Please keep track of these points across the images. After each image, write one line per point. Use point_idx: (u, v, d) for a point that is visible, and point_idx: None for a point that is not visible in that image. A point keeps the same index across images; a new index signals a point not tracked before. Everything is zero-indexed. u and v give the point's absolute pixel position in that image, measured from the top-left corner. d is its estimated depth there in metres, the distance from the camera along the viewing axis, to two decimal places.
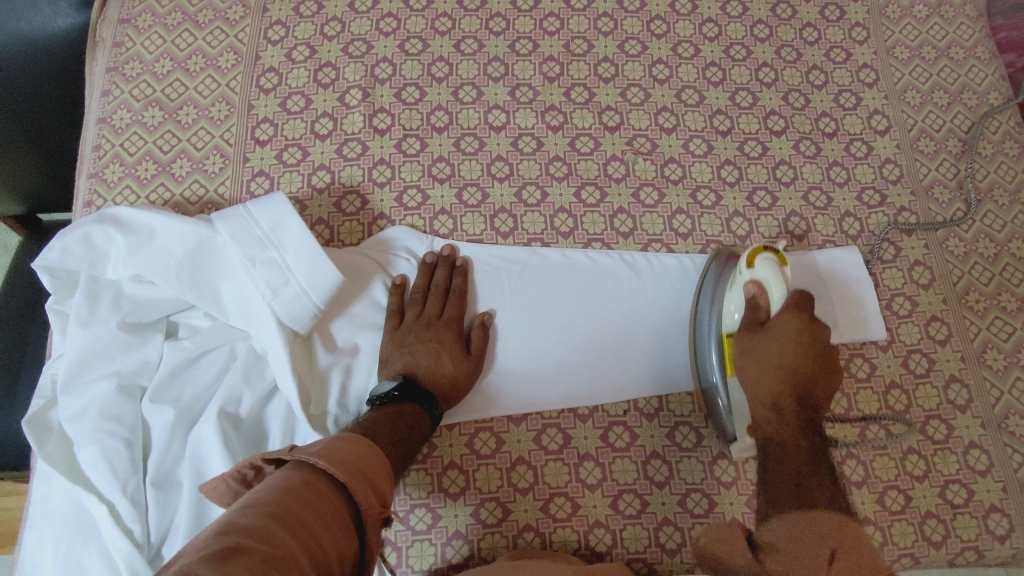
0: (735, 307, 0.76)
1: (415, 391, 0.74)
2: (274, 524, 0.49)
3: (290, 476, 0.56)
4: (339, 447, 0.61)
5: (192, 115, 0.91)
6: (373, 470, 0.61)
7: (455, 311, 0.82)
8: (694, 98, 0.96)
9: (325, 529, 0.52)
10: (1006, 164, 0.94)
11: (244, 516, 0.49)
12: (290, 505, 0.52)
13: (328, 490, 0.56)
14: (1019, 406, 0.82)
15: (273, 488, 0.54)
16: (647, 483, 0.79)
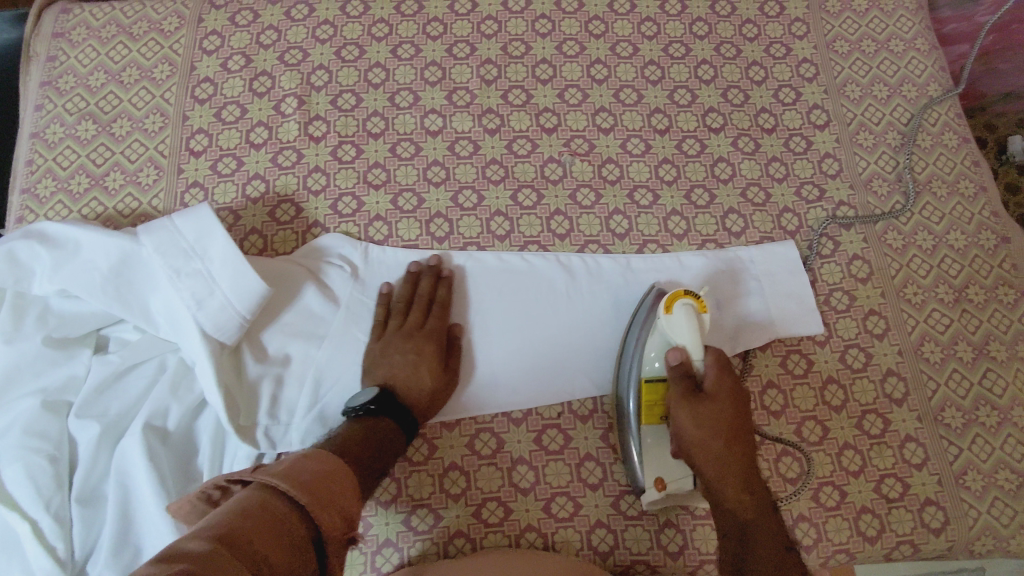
0: (656, 355, 0.76)
1: (391, 406, 0.75)
2: (231, 544, 0.49)
3: (250, 496, 0.55)
4: (304, 466, 0.61)
5: (126, 127, 0.92)
6: (338, 488, 0.61)
7: (437, 323, 0.82)
8: (632, 97, 0.96)
9: (281, 552, 0.51)
10: (944, 156, 0.94)
11: (201, 538, 0.49)
12: (248, 526, 0.51)
13: (288, 511, 0.55)
14: (955, 398, 0.82)
15: (233, 508, 0.54)
16: (580, 486, 0.80)
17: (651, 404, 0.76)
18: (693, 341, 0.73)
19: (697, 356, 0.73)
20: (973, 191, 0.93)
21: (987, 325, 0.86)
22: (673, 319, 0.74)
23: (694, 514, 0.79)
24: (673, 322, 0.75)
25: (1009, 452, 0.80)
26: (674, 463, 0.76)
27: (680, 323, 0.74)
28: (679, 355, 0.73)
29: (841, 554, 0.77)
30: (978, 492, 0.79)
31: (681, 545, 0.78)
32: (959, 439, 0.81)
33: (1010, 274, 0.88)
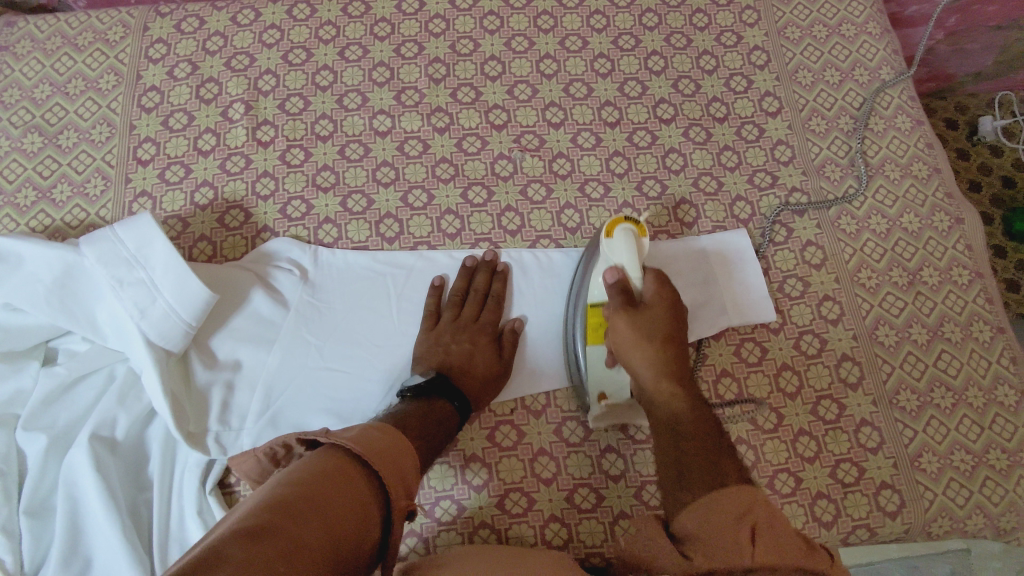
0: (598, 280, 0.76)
1: (444, 387, 0.76)
2: (303, 506, 0.52)
3: (326, 458, 0.59)
4: (374, 435, 0.64)
5: (73, 138, 0.92)
6: (403, 457, 0.64)
7: (490, 315, 0.83)
8: (582, 91, 0.95)
9: (352, 516, 0.55)
10: (898, 138, 0.93)
11: (275, 495, 0.53)
12: (320, 486, 0.55)
13: (360, 476, 0.59)
14: (910, 380, 0.82)
15: (309, 469, 0.57)
16: (534, 481, 0.79)
17: (593, 327, 0.77)
18: (631, 262, 0.73)
19: (635, 275, 0.73)
20: (927, 172, 0.92)
21: (941, 306, 0.85)
22: (612, 242, 0.74)
23: (649, 506, 0.78)
24: (613, 245, 0.74)
25: (964, 432, 0.80)
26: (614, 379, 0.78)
27: (617, 246, 0.74)
28: (616, 274, 0.73)
29: None
30: (934, 474, 0.78)
31: None
32: (914, 422, 0.80)
33: (965, 255, 0.88)
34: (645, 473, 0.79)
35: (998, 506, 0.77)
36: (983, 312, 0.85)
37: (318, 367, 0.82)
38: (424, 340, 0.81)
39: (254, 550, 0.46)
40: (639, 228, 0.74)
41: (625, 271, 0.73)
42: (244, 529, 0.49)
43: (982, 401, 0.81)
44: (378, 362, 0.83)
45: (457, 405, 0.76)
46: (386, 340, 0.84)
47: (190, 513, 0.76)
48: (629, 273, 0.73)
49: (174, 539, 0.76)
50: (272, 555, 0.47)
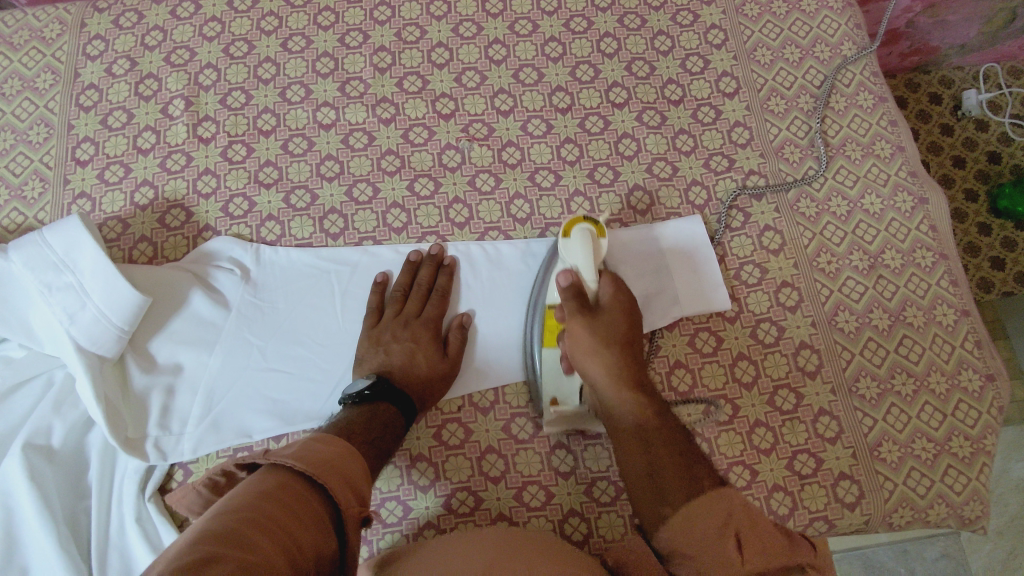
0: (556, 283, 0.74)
1: (388, 390, 0.73)
2: (250, 530, 0.49)
3: (266, 480, 0.56)
4: (317, 448, 0.61)
5: (10, 140, 0.90)
6: (349, 464, 0.62)
7: (435, 311, 0.81)
8: (532, 77, 0.92)
9: (302, 532, 0.52)
10: (859, 117, 0.90)
11: (217, 523, 0.50)
12: (266, 509, 0.52)
13: (306, 492, 0.56)
14: (871, 367, 0.79)
15: (249, 492, 0.54)
16: (482, 479, 0.77)
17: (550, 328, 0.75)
18: (586, 264, 0.72)
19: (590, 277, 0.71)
20: (889, 152, 0.88)
21: (903, 290, 0.82)
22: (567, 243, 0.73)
23: (600, 503, 0.76)
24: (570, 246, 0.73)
25: (926, 420, 0.77)
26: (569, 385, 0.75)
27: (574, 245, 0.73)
28: (569, 276, 0.72)
29: None
30: (894, 464, 0.76)
31: (587, 534, 0.75)
32: (874, 410, 0.78)
33: (929, 236, 0.85)
34: (596, 469, 0.77)
35: (960, 495, 0.75)
36: (947, 295, 0.82)
37: (260, 368, 0.80)
38: (367, 339, 0.79)
39: None
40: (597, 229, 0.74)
41: (580, 274, 0.72)
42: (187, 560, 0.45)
43: (945, 387, 0.78)
44: (322, 361, 0.81)
45: (401, 408, 0.73)
46: (330, 338, 0.82)
47: (128, 521, 0.74)
48: (583, 275, 0.72)
49: (114, 546, 0.74)
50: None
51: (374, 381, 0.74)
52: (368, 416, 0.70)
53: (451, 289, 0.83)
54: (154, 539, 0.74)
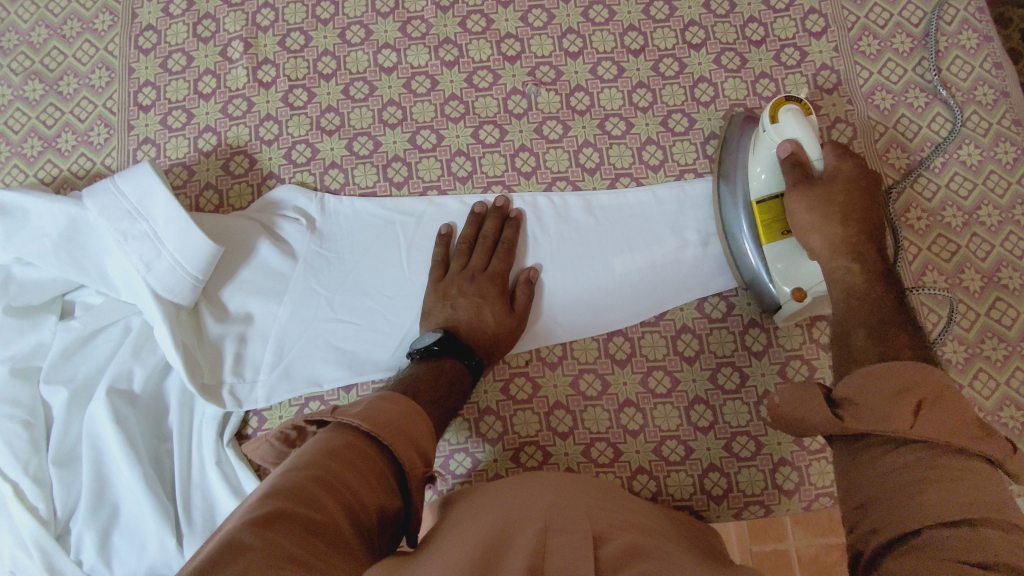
0: (763, 168, 0.71)
1: (456, 346, 0.73)
2: (318, 488, 0.49)
3: (330, 438, 0.56)
4: (382, 407, 0.61)
5: (73, 84, 0.89)
6: (411, 422, 0.61)
7: (501, 265, 0.79)
8: (602, 15, 0.87)
9: (364, 490, 0.52)
10: (961, 59, 0.82)
11: (285, 481, 0.50)
12: (331, 467, 0.52)
13: (370, 451, 0.56)
14: (959, 331, 0.76)
15: (315, 450, 0.54)
16: (550, 435, 0.77)
17: (767, 222, 0.71)
18: (807, 136, 0.68)
19: (812, 149, 0.68)
20: (991, 97, 0.81)
21: (999, 250, 0.77)
22: (781, 123, 0.69)
23: (669, 462, 0.76)
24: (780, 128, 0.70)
25: (1015, 386, 0.75)
26: (806, 271, 0.70)
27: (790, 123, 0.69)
28: (793, 146, 0.68)
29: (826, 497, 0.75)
30: None
31: (655, 491, 0.76)
32: (959, 376, 0.75)
33: None
34: (666, 428, 0.77)
35: None
36: None
37: (329, 319, 0.80)
38: (433, 292, 0.78)
39: (276, 539, 0.42)
40: (804, 107, 0.70)
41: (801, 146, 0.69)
42: (259, 517, 0.44)
43: None
44: (389, 313, 0.81)
45: (471, 365, 0.73)
46: (397, 290, 0.81)
47: (209, 465, 0.77)
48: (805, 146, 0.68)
49: (196, 487, 0.77)
50: (297, 539, 0.43)
51: (441, 336, 0.73)
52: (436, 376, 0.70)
53: (517, 241, 0.80)
54: (233, 483, 0.77)
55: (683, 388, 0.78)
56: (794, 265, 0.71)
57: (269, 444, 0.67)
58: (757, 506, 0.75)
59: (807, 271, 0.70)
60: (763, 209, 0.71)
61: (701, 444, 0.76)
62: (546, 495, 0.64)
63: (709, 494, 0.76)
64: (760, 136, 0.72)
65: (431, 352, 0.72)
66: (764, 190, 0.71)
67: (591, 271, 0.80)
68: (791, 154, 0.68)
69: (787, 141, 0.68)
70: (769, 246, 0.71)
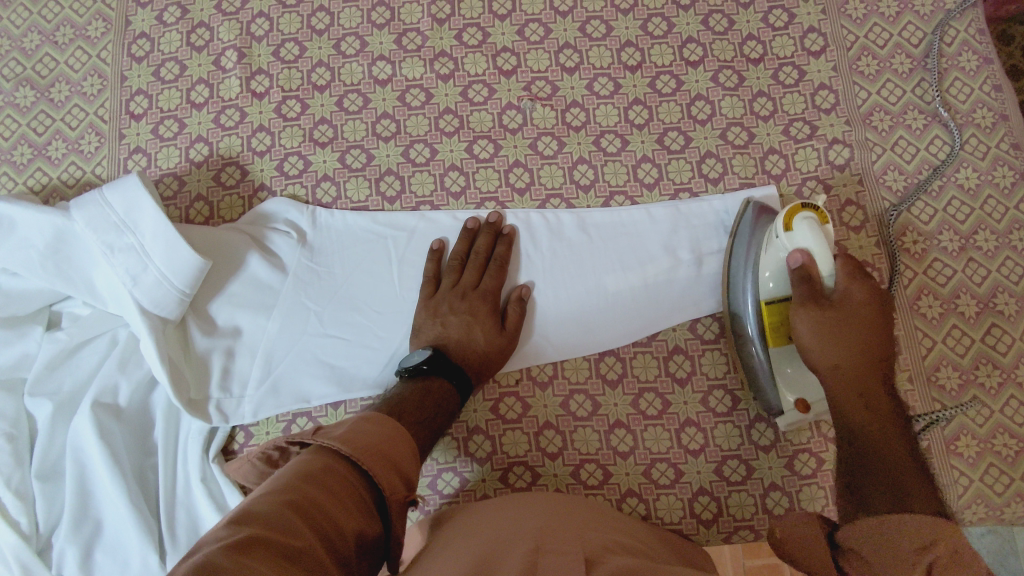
0: (772, 275, 0.70)
1: (445, 365, 0.72)
2: (294, 514, 0.48)
3: (308, 461, 0.55)
4: (365, 430, 0.60)
5: (65, 92, 0.89)
6: (393, 444, 0.60)
7: (493, 283, 0.78)
8: (600, 30, 0.86)
9: (342, 514, 0.51)
10: (960, 81, 0.82)
11: (260, 505, 0.49)
12: (308, 490, 0.51)
13: (349, 474, 0.55)
14: (953, 357, 0.75)
15: (292, 473, 0.53)
16: (539, 455, 0.77)
17: (774, 327, 0.71)
18: (822, 249, 0.66)
19: (825, 264, 0.66)
20: (990, 121, 0.81)
21: (995, 275, 0.77)
22: (794, 233, 0.67)
23: (659, 484, 0.75)
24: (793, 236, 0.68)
25: (1009, 414, 0.74)
26: (811, 384, 0.71)
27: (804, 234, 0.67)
28: (804, 259, 0.66)
29: None
30: (971, 459, 0.73)
31: (645, 514, 0.75)
32: (953, 403, 0.74)
33: None
34: (656, 450, 0.76)
35: None
36: None
37: (317, 334, 0.79)
38: (424, 309, 0.77)
39: (248, 564, 0.41)
40: (820, 214, 0.67)
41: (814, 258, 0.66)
42: (232, 542, 0.43)
43: None
44: (379, 329, 0.80)
45: (458, 383, 0.72)
46: (386, 306, 0.80)
47: (194, 481, 0.76)
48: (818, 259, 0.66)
49: (181, 503, 0.76)
50: (270, 565, 0.42)
51: (430, 355, 0.72)
52: (424, 396, 0.69)
53: (510, 258, 0.80)
54: (218, 498, 0.76)
55: (674, 410, 0.77)
56: (800, 371, 0.72)
57: (252, 463, 0.66)
58: (747, 531, 0.74)
59: (808, 383, 0.71)
60: (770, 314, 0.70)
61: (692, 467, 0.76)
62: (535, 516, 0.63)
63: (699, 518, 0.75)
64: (772, 239, 0.70)
65: (419, 371, 0.72)
66: (772, 296, 0.70)
67: (584, 290, 0.79)
68: (803, 268, 0.66)
69: (799, 253, 0.66)
70: (775, 352, 0.71)
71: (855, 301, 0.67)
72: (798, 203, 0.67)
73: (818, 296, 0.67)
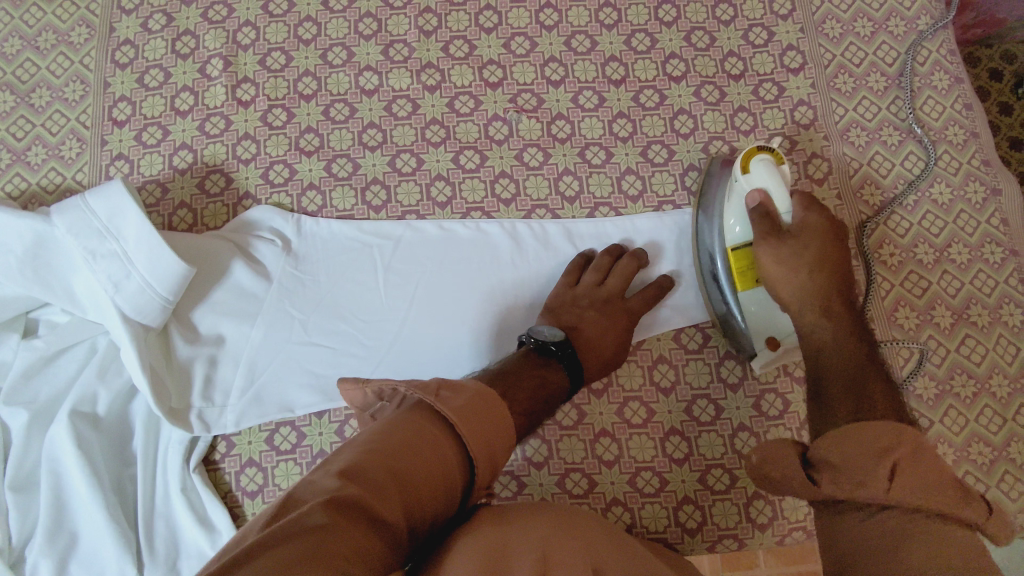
0: (735, 220, 0.72)
1: (570, 360, 0.69)
2: (389, 487, 0.45)
3: (416, 424, 0.50)
4: (480, 407, 0.54)
5: (46, 97, 0.88)
6: (499, 439, 0.54)
7: None
8: (585, 45, 0.87)
9: (433, 501, 0.47)
10: (933, 99, 0.84)
11: (360, 466, 0.46)
12: (407, 461, 0.47)
13: (456, 457, 0.50)
14: (930, 367, 0.77)
15: (401, 431, 0.49)
16: (525, 464, 0.77)
17: (741, 270, 0.72)
18: (777, 185, 0.69)
19: (782, 200, 0.68)
20: (962, 138, 0.83)
21: (968, 287, 0.79)
22: (751, 174, 0.70)
23: (643, 493, 0.76)
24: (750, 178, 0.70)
25: (985, 423, 0.76)
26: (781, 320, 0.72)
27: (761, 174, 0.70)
28: (761, 196, 0.69)
29: (799, 531, 0.75)
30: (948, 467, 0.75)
31: (630, 523, 0.75)
32: (930, 411, 0.76)
33: (999, 230, 0.80)
34: (641, 459, 0.77)
35: (1015, 502, 0.74)
36: (1016, 294, 0.79)
37: (302, 342, 0.79)
38: None
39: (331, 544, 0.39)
40: (775, 156, 0.70)
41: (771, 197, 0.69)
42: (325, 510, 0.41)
43: (1007, 391, 0.76)
44: (364, 338, 0.79)
45: (573, 377, 0.68)
46: (372, 314, 0.80)
47: (174, 492, 0.75)
48: (774, 196, 0.69)
49: (160, 514, 0.74)
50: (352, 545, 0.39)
51: (562, 340, 0.70)
52: (537, 383, 0.64)
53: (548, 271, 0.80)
54: (199, 510, 0.75)
55: (659, 419, 0.77)
56: (769, 312, 0.72)
57: (362, 393, 0.59)
58: (731, 539, 0.75)
59: (778, 326, 0.72)
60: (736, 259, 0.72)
61: (676, 475, 0.76)
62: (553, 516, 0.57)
63: (683, 527, 0.75)
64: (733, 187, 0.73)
65: (545, 348, 0.69)
66: (736, 241, 0.72)
67: (651, 278, 0.80)
68: (761, 204, 0.69)
69: (756, 191, 0.69)
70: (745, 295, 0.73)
71: (810, 227, 0.69)
72: (754, 147, 0.71)
73: (777, 229, 0.68)
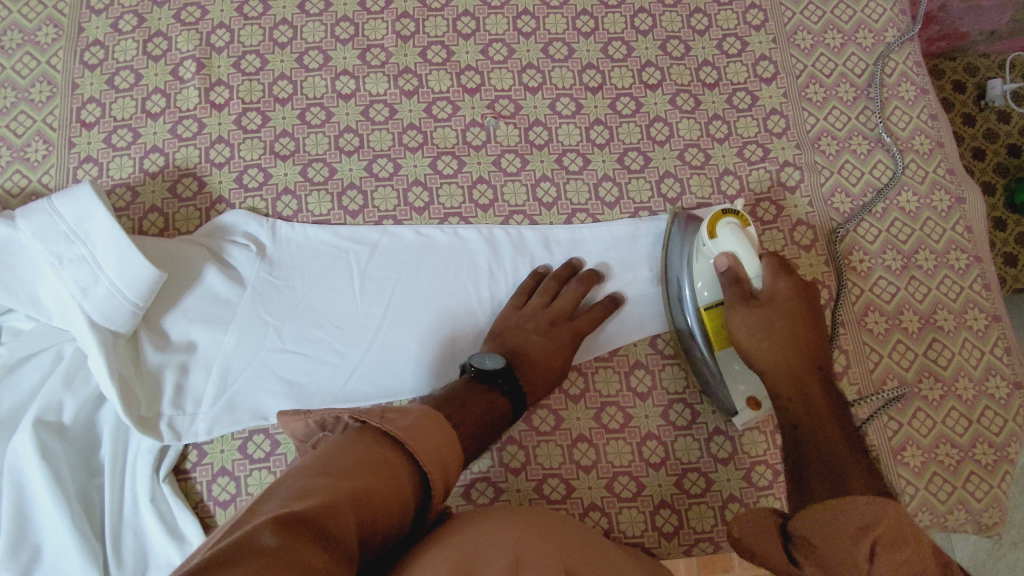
0: (705, 284, 0.72)
1: (512, 389, 0.67)
2: (347, 506, 0.44)
3: (366, 448, 0.50)
4: (427, 428, 0.55)
5: (11, 97, 0.85)
6: (450, 457, 0.55)
7: None
8: (562, 52, 0.88)
9: (383, 520, 0.46)
10: (900, 109, 0.87)
11: (312, 488, 0.44)
12: (362, 478, 0.47)
13: (407, 478, 0.50)
14: (898, 370, 0.79)
15: (351, 454, 0.49)
16: (502, 471, 0.76)
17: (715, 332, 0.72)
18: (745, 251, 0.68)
19: (751, 265, 0.67)
20: (929, 147, 0.85)
21: (935, 292, 0.81)
22: (719, 238, 0.69)
23: (621, 498, 0.76)
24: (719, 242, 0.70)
25: (951, 426, 0.77)
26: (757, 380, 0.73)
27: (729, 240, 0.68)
28: (730, 262, 0.68)
29: None
30: (917, 468, 0.76)
31: (607, 528, 0.76)
32: (899, 413, 0.78)
33: (964, 237, 0.83)
34: (619, 463, 0.77)
35: (981, 502, 0.76)
36: (979, 299, 0.81)
37: (277, 348, 0.78)
38: None
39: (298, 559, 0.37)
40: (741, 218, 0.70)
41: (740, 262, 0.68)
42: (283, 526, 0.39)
43: (972, 393, 0.78)
44: (341, 345, 0.78)
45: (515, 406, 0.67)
46: (349, 320, 0.79)
47: (142, 503, 0.73)
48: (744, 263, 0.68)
49: (127, 526, 0.73)
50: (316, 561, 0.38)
51: (505, 370, 0.68)
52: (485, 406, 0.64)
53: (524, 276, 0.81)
54: (168, 521, 0.73)
55: (636, 424, 0.78)
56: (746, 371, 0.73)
57: (304, 423, 0.60)
58: (707, 543, 0.75)
59: (755, 380, 0.73)
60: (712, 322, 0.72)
61: (653, 480, 0.77)
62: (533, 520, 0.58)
63: (660, 531, 0.76)
64: (701, 249, 0.72)
65: (488, 376, 0.67)
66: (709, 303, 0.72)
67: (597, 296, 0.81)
68: (730, 271, 0.68)
69: (723, 256, 0.68)
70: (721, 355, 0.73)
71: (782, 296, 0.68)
72: (720, 210, 0.70)
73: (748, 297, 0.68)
